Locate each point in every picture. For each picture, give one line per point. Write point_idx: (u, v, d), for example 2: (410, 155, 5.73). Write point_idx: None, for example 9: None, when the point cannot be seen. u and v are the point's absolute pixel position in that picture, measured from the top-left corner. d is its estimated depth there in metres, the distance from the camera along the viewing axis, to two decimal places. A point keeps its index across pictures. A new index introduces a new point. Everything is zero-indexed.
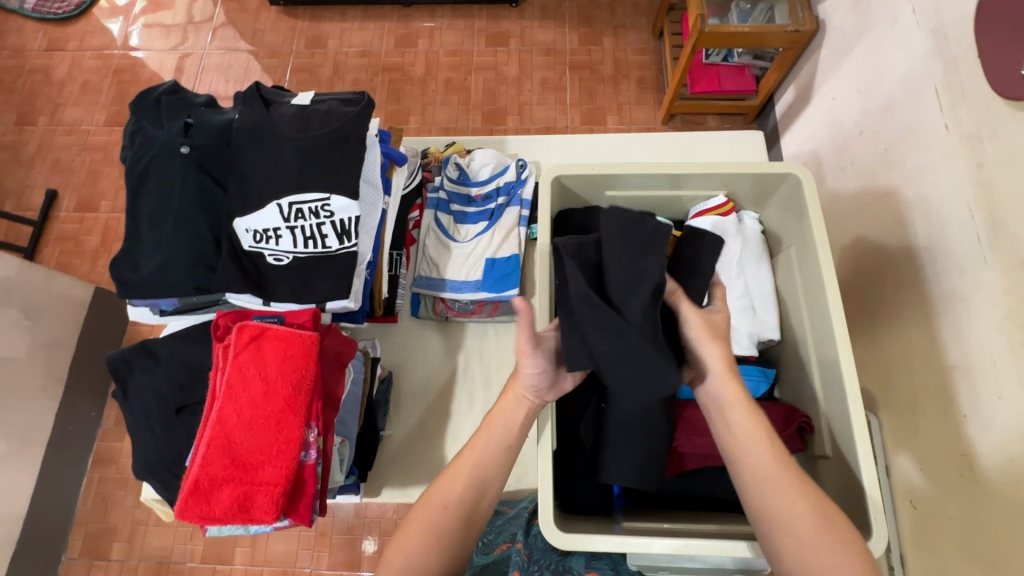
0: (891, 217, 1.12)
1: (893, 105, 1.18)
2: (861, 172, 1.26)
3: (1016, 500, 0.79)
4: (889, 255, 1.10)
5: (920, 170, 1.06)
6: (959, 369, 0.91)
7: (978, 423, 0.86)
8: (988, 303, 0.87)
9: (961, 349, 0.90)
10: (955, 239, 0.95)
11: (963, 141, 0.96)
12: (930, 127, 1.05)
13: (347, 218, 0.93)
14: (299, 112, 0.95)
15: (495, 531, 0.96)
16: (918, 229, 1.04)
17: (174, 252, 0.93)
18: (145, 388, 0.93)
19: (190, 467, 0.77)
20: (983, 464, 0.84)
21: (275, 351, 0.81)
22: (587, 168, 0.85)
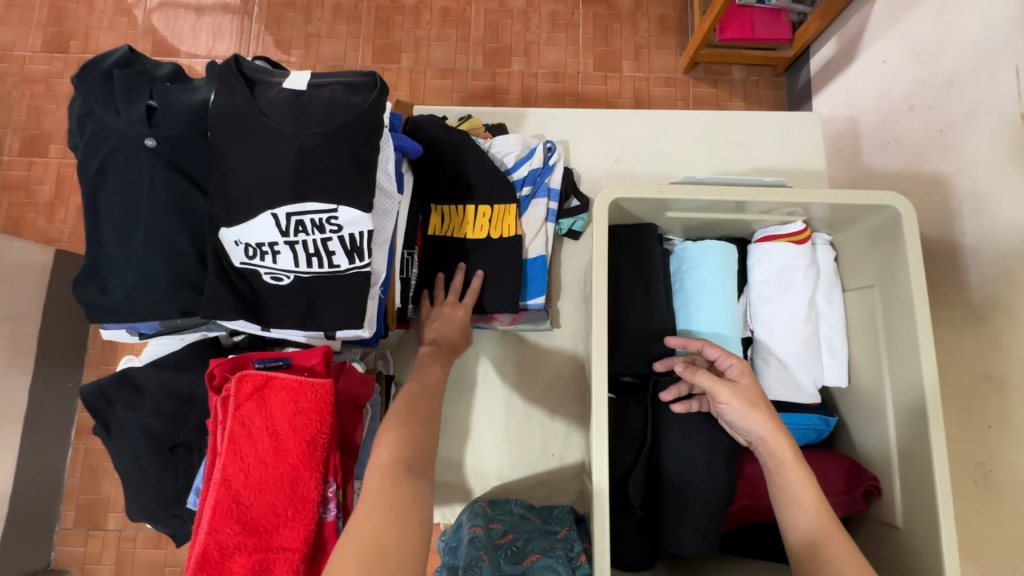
0: (937, 206, 1.02)
1: (956, 81, 1.03)
2: (908, 153, 1.14)
3: None
4: (935, 256, 1.01)
5: (981, 160, 0.94)
6: (992, 382, 0.85)
7: (1005, 437, 0.82)
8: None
9: (1001, 364, 0.84)
10: (1015, 248, 0.85)
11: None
12: (1000, 114, 0.92)
13: (357, 233, 0.78)
14: (293, 98, 0.77)
15: (527, 540, 0.86)
16: (966, 228, 0.94)
17: (149, 269, 0.78)
18: (131, 424, 0.82)
19: (195, 535, 0.68)
20: (1004, 477, 0.82)
21: (284, 404, 0.70)
22: (646, 189, 0.72)
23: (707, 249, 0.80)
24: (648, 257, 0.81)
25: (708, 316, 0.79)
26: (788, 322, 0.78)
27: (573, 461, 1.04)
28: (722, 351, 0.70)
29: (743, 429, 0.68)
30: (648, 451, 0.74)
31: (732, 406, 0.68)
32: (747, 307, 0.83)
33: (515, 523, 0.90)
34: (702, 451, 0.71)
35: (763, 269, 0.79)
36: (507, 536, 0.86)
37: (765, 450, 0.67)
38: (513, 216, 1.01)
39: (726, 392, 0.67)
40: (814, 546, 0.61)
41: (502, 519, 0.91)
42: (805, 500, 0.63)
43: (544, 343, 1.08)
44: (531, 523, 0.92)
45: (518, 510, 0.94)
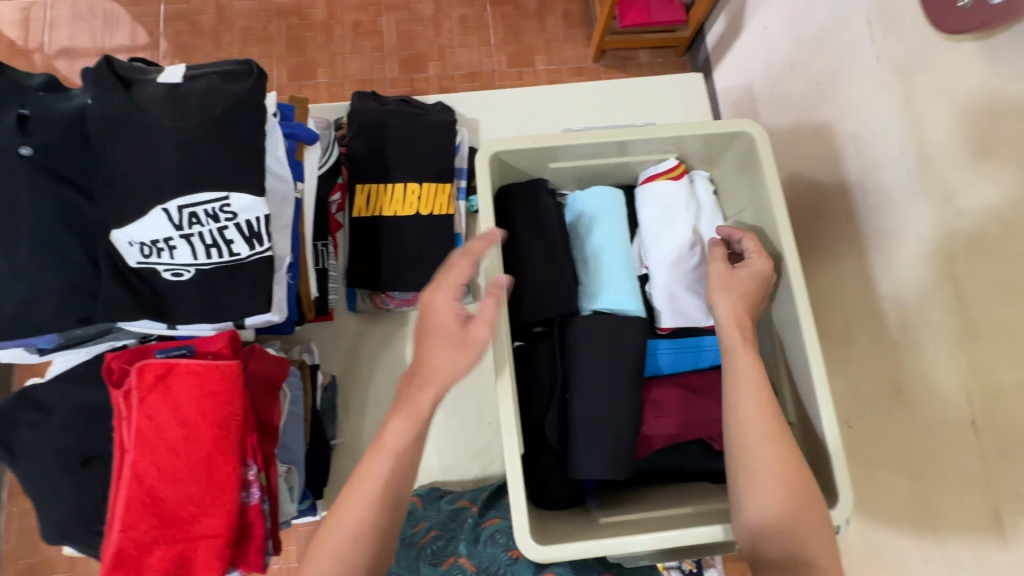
0: (825, 153, 1.10)
1: (823, 37, 1.13)
2: (797, 107, 1.23)
3: (940, 417, 0.81)
4: (825, 193, 1.10)
5: (854, 106, 1.03)
6: (891, 303, 0.90)
7: (909, 349, 0.86)
8: (915, 237, 0.86)
9: (892, 283, 0.90)
10: (886, 175, 0.92)
11: (894, 72, 0.92)
12: (861, 60, 1.01)
13: (252, 218, 0.79)
14: (170, 92, 0.77)
15: (448, 535, 0.92)
16: (851, 165, 1.02)
17: (40, 280, 0.76)
18: (36, 443, 0.79)
19: (109, 534, 0.67)
20: (909, 382, 0.87)
21: (190, 390, 0.70)
22: (526, 140, 0.76)
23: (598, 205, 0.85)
24: (543, 210, 0.84)
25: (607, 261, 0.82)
26: (676, 252, 0.82)
27: None
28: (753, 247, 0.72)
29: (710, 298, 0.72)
30: (559, 390, 0.77)
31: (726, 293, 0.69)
32: (640, 245, 0.87)
33: (441, 515, 0.96)
34: (608, 378, 0.75)
35: (649, 206, 0.84)
36: (431, 534, 0.93)
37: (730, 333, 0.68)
38: (445, 195, 1.05)
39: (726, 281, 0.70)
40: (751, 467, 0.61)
41: (430, 514, 0.98)
42: (752, 422, 0.63)
43: None
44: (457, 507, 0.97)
45: (446, 502, 0.99)
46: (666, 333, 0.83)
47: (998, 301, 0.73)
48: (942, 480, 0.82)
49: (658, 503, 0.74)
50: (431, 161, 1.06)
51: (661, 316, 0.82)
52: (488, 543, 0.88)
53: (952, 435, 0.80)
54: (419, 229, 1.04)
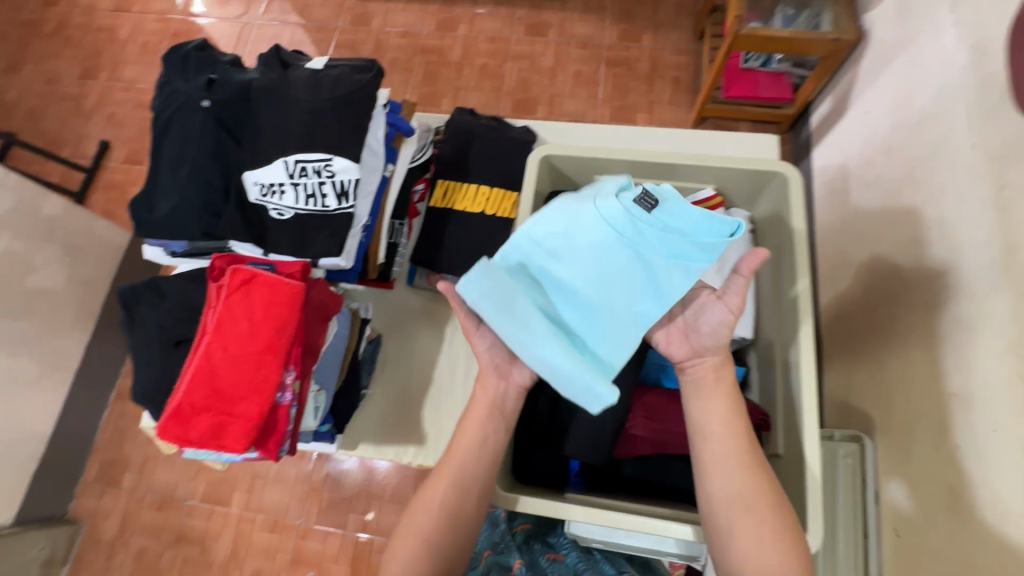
0: (909, 239, 1.10)
1: (923, 123, 1.15)
2: (887, 190, 1.23)
3: (999, 537, 0.76)
4: (903, 276, 1.08)
5: (942, 192, 1.03)
6: (958, 399, 0.88)
7: (970, 455, 0.84)
8: (995, 335, 0.83)
9: (963, 380, 0.88)
10: (970, 262, 0.91)
11: (988, 161, 0.93)
12: (956, 147, 1.02)
13: (347, 179, 0.97)
14: (312, 76, 1.00)
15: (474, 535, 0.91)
16: (935, 252, 1.01)
17: (186, 197, 0.99)
18: (148, 320, 1.00)
19: (174, 392, 0.82)
20: (972, 493, 0.82)
21: (263, 296, 0.86)
22: (576, 149, 0.88)
23: (579, 226, 0.70)
24: None
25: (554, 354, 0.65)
26: None
27: None
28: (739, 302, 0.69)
29: (701, 348, 0.72)
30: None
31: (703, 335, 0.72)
32: None
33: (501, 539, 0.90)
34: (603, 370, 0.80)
35: None
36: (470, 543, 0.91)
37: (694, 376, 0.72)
38: (510, 201, 1.19)
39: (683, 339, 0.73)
40: (744, 495, 0.65)
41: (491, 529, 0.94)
42: (723, 453, 0.68)
43: None
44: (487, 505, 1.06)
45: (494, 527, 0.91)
46: None
47: None
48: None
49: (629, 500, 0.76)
50: (507, 172, 1.21)
51: None
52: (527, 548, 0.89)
53: (1003, 554, 0.75)
54: (480, 226, 1.18)
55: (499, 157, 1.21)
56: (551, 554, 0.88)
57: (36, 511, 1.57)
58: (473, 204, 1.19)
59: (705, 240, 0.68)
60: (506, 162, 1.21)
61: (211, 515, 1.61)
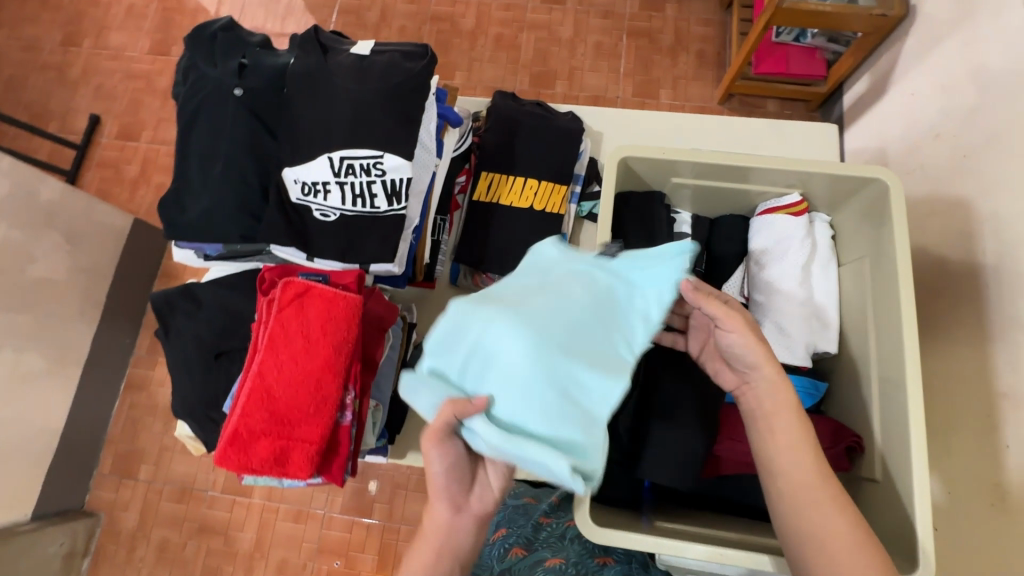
0: (956, 231, 1.03)
1: (978, 109, 1.06)
2: (928, 179, 1.16)
3: None
4: (949, 268, 1.02)
5: (998, 181, 0.96)
6: (1007, 399, 0.86)
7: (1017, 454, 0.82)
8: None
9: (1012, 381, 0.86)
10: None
11: None
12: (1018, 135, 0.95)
13: (398, 178, 0.90)
14: (356, 62, 0.91)
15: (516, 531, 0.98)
16: (987, 245, 0.95)
17: (221, 197, 0.91)
18: (186, 330, 0.94)
19: (230, 417, 0.78)
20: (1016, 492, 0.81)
21: (318, 311, 0.80)
22: (652, 150, 0.82)
23: (502, 357, 0.57)
24: (655, 220, 0.88)
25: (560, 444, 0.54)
26: (783, 286, 0.83)
27: None
28: (725, 312, 0.65)
29: (747, 367, 0.67)
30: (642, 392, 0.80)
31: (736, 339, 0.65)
32: (746, 275, 0.89)
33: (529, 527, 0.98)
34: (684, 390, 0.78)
35: (762, 237, 0.86)
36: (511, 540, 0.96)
37: (761, 399, 0.66)
38: (559, 196, 1.12)
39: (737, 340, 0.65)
40: (820, 543, 0.60)
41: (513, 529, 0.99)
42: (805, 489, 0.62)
43: None
44: (523, 505, 1.07)
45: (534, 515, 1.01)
46: None
47: None
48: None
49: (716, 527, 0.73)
50: (554, 163, 1.13)
51: None
52: (578, 541, 0.93)
53: None
54: (529, 223, 1.11)
55: (547, 146, 1.14)
56: (602, 558, 0.90)
57: (53, 504, 1.53)
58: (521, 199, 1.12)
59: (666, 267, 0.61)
60: (554, 152, 1.13)
61: (234, 508, 1.56)
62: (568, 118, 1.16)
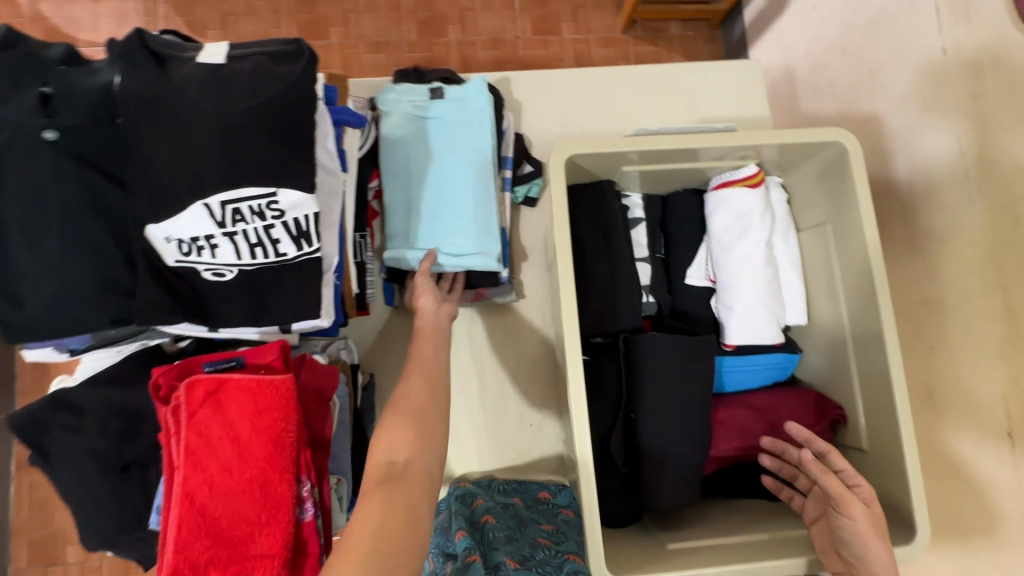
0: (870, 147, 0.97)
1: (882, 21, 0.95)
2: (840, 94, 1.08)
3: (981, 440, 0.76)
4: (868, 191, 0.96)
5: (907, 99, 0.89)
6: (930, 305, 0.83)
7: (945, 356, 0.81)
8: (965, 245, 0.77)
9: (935, 285, 0.82)
10: (941, 179, 0.82)
11: (962, 71, 0.79)
12: (921, 48, 0.86)
13: (301, 216, 0.73)
14: (212, 74, 0.70)
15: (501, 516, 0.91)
16: (900, 166, 0.90)
17: (71, 278, 0.70)
18: (72, 449, 0.75)
19: (161, 557, 0.63)
20: (948, 394, 0.81)
21: (243, 405, 0.66)
22: (602, 144, 0.71)
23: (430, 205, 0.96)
24: (609, 214, 0.80)
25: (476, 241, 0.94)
26: (750, 264, 0.77)
27: (552, 430, 1.04)
28: (845, 497, 0.62)
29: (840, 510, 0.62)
30: (631, 410, 0.73)
31: (858, 522, 0.61)
32: (708, 254, 0.83)
33: (498, 507, 0.93)
34: (674, 402, 0.72)
35: (722, 214, 0.79)
36: (490, 521, 0.89)
37: (846, 543, 0.62)
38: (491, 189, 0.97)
39: (863, 528, 0.61)
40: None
41: (485, 497, 0.94)
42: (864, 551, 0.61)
43: (510, 315, 1.06)
44: (514, 507, 0.95)
45: (501, 495, 0.96)
46: (733, 349, 0.79)
47: None
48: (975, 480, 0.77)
49: (721, 529, 0.71)
50: (474, 150, 0.97)
51: (728, 332, 0.78)
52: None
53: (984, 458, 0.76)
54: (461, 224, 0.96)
55: (467, 132, 0.98)
56: None
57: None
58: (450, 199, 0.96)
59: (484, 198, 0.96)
60: (475, 137, 0.97)
61: None
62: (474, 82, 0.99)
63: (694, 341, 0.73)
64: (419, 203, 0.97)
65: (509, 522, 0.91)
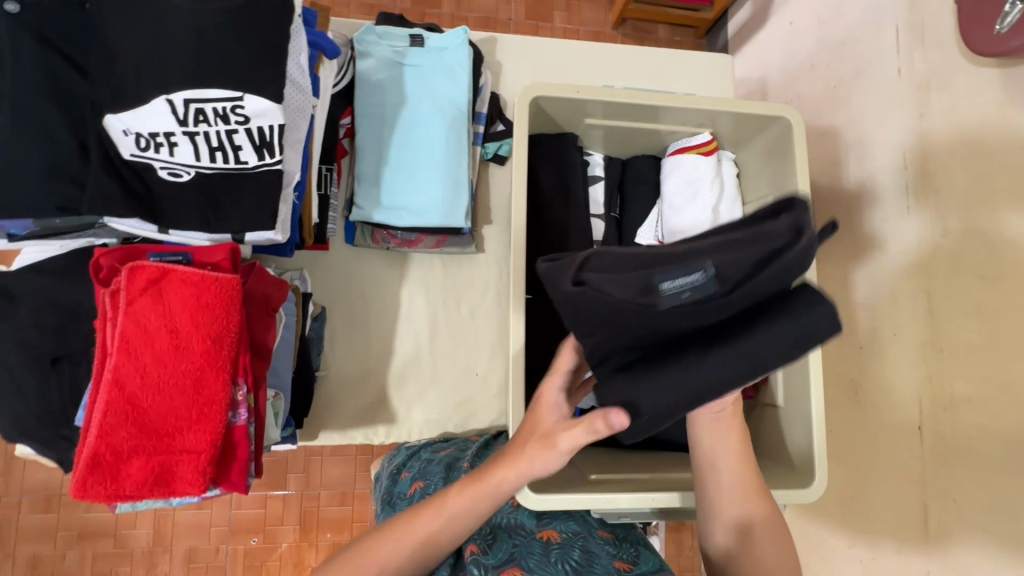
0: (827, 159, 0.95)
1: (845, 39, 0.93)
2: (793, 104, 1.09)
3: (889, 426, 0.78)
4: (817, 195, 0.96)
5: (864, 115, 0.87)
6: (864, 310, 0.83)
7: (873, 357, 0.81)
8: (901, 246, 0.77)
9: (869, 292, 0.82)
10: (878, 183, 0.82)
11: (912, 89, 0.79)
12: (877, 64, 0.85)
13: (265, 126, 0.74)
14: None
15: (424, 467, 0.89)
16: (851, 174, 0.88)
17: (19, 156, 0.69)
18: (3, 333, 0.73)
19: (83, 439, 0.63)
20: (869, 388, 0.82)
21: (184, 299, 0.66)
22: (566, 89, 0.74)
23: (395, 172, 0.98)
24: (569, 165, 0.83)
25: (436, 213, 0.97)
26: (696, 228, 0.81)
27: (497, 384, 1.06)
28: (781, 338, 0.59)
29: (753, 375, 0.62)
30: (722, 296, 0.43)
31: None
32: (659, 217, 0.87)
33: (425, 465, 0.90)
34: (778, 339, 0.44)
35: (674, 178, 0.84)
36: (417, 484, 0.84)
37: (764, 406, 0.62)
38: (462, 139, 0.99)
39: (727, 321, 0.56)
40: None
41: (414, 465, 0.92)
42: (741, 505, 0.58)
43: (468, 267, 1.08)
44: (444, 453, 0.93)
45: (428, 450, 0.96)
46: None
47: (970, 322, 0.68)
48: (876, 464, 0.80)
49: (634, 468, 0.75)
50: (449, 100, 0.99)
51: None
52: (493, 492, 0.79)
53: (886, 444, 0.79)
54: (428, 170, 0.98)
55: (444, 82, 0.99)
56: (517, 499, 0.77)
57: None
58: (422, 146, 0.98)
59: (450, 168, 0.98)
60: (451, 87, 0.99)
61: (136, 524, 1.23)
62: (452, 32, 1.00)
63: (841, 324, 0.45)
64: (389, 144, 0.98)
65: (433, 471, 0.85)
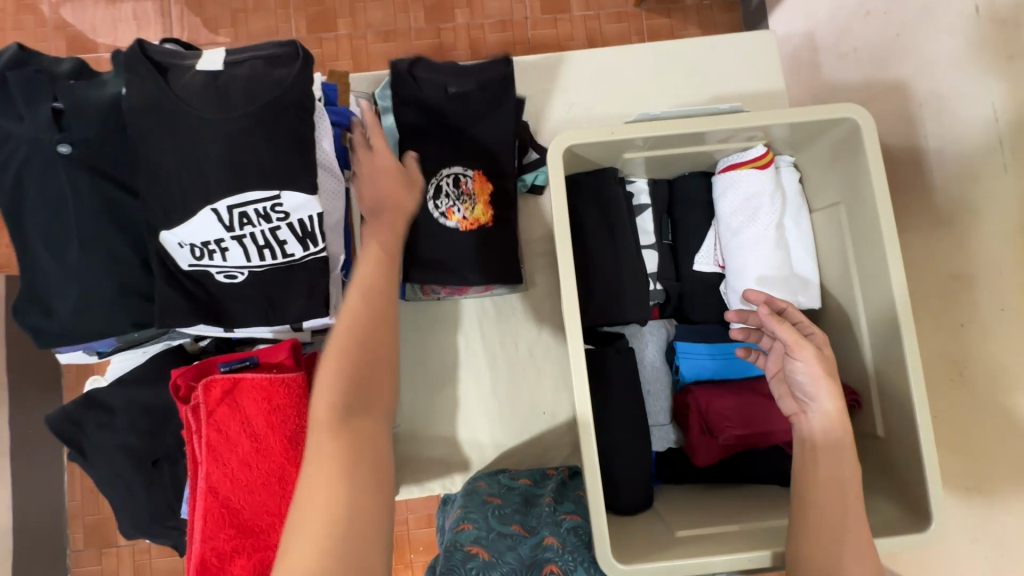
0: (895, 116, 0.83)
1: None
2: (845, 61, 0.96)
3: (1005, 408, 0.67)
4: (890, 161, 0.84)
5: (936, 61, 0.74)
6: (960, 280, 0.72)
7: (975, 332, 0.70)
8: (1000, 218, 0.66)
9: (965, 257, 0.71)
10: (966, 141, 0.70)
11: (993, 28, 0.66)
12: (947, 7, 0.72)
13: (306, 217, 0.75)
14: (211, 80, 0.71)
15: (508, 490, 0.89)
16: (929, 132, 0.76)
17: (92, 282, 0.74)
18: (107, 444, 0.79)
19: (190, 546, 0.67)
20: (975, 364, 0.70)
21: (258, 403, 0.69)
22: (599, 131, 0.69)
23: None
24: (612, 200, 0.79)
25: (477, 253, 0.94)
26: (760, 247, 0.75)
27: (566, 420, 1.04)
28: (797, 340, 0.62)
29: (807, 397, 0.63)
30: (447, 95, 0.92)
31: (809, 363, 0.62)
32: (717, 237, 0.81)
33: (502, 488, 0.89)
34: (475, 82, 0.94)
35: (730, 197, 0.77)
36: (495, 500, 0.84)
37: (817, 433, 0.63)
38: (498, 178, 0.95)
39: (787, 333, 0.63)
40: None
41: (491, 486, 0.90)
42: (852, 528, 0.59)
43: (519, 304, 1.06)
44: (521, 485, 0.91)
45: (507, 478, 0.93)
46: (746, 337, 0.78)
47: None
48: (998, 479, 0.70)
49: (723, 517, 0.71)
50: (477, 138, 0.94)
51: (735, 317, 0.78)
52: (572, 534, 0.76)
53: (1009, 429, 0.67)
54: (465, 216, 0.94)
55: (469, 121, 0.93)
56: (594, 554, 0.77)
57: None
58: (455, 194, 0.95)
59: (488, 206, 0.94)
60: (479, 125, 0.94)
61: None
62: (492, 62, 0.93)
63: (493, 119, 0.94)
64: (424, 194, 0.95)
65: (513, 497, 0.86)
